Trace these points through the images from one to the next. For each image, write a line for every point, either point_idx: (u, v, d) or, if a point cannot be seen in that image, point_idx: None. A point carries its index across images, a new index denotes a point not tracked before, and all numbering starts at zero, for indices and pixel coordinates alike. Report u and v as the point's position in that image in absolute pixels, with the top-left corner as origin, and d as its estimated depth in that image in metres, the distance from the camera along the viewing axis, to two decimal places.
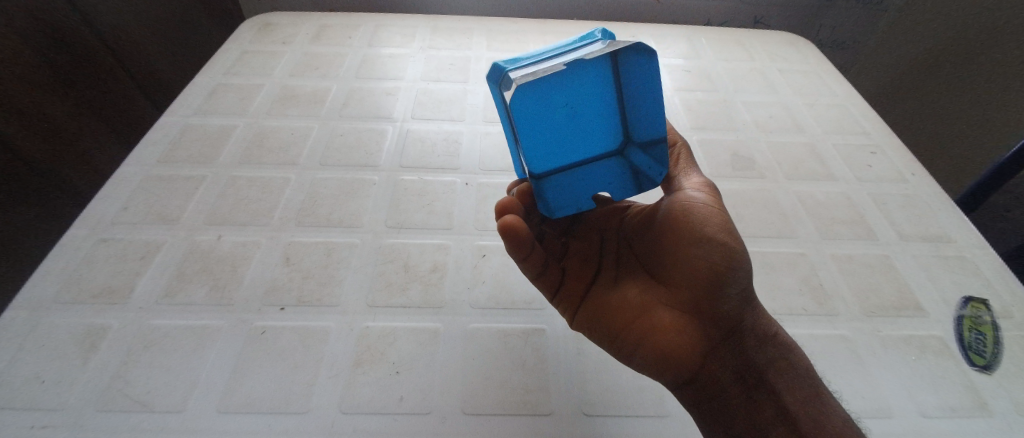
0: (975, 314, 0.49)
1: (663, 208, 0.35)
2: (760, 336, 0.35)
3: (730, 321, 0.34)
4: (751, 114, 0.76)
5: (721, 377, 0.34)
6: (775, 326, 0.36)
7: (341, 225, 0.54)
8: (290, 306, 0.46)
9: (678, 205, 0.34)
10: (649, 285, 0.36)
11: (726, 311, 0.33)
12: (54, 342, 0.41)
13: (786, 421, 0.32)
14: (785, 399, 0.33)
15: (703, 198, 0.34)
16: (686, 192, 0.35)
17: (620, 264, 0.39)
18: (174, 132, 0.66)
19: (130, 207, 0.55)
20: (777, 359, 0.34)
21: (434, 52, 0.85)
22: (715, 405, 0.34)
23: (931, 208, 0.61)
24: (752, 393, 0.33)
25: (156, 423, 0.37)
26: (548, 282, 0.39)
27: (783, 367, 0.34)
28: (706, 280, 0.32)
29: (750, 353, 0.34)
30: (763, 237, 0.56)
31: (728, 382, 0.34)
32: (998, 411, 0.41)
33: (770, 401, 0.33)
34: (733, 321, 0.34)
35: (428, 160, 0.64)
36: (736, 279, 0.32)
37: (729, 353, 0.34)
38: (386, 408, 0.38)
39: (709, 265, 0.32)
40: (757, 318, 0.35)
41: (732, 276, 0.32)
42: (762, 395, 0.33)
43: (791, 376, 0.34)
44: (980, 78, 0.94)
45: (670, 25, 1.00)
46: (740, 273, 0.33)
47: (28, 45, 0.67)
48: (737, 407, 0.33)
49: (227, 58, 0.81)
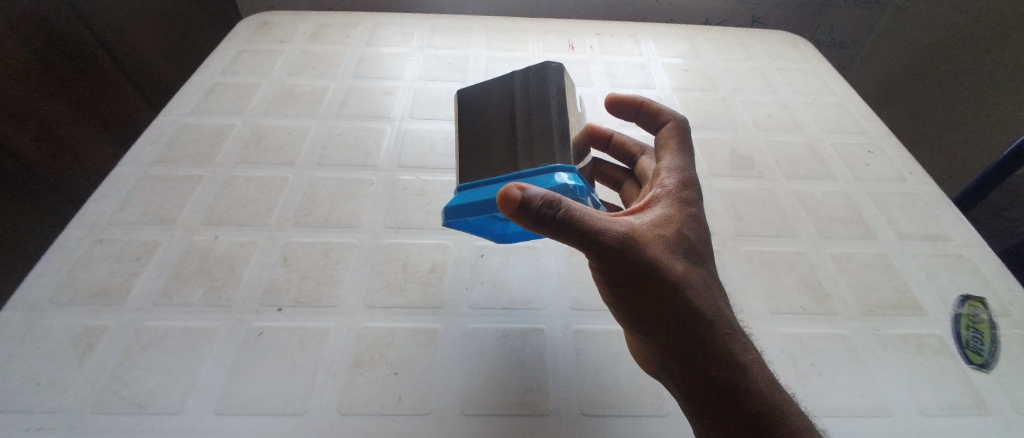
0: (972, 312, 0.49)
1: None
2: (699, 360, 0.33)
3: (663, 341, 0.34)
4: (750, 113, 0.76)
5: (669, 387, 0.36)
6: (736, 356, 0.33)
7: (339, 225, 0.54)
8: (288, 307, 0.45)
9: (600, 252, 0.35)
10: None
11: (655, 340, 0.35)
12: (51, 344, 0.41)
13: None
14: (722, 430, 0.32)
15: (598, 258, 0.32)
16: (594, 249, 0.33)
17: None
18: (171, 132, 0.65)
19: (127, 207, 0.55)
20: (715, 391, 0.32)
21: (433, 52, 0.85)
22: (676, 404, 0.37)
23: (929, 207, 0.61)
24: (687, 410, 0.35)
25: (154, 424, 0.36)
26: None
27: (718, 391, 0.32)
28: (632, 309, 0.35)
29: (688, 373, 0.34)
30: (762, 236, 0.56)
31: (674, 389, 0.35)
32: (996, 409, 0.41)
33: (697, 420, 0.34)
34: (665, 342, 0.34)
35: (427, 159, 0.63)
36: (656, 310, 0.33)
37: (668, 375, 0.35)
38: (385, 408, 0.38)
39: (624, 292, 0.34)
40: (698, 345, 0.33)
41: (651, 316, 0.34)
42: (700, 409, 0.33)
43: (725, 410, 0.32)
44: (988, 69, 0.93)
45: (669, 24, 1.00)
46: (659, 314, 0.33)
47: (25, 44, 0.67)
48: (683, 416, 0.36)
49: (224, 57, 0.80)
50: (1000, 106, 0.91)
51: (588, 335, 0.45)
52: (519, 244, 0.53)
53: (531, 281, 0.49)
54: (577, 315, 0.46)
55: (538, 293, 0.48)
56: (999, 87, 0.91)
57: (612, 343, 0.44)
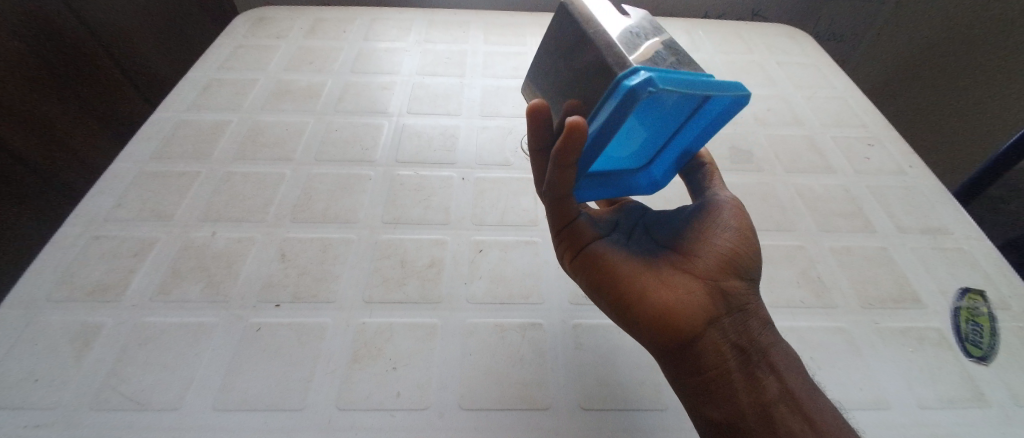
0: (972, 305, 0.49)
1: (694, 210, 0.41)
2: (753, 328, 0.35)
3: (739, 288, 0.36)
4: (749, 107, 0.75)
5: (717, 346, 0.34)
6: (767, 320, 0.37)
7: (337, 221, 0.54)
8: (286, 303, 0.45)
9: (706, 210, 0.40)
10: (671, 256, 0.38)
11: (732, 285, 0.36)
12: (48, 341, 0.41)
13: (787, 397, 0.33)
14: (787, 380, 0.33)
15: (727, 206, 0.40)
16: (714, 197, 0.41)
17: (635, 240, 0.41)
18: (168, 128, 0.65)
19: (123, 203, 0.54)
20: (765, 341, 0.35)
21: (430, 47, 0.84)
22: (714, 374, 0.34)
23: (929, 200, 0.61)
24: (742, 366, 0.34)
25: (152, 421, 0.36)
26: (566, 206, 0.37)
27: (774, 361, 0.34)
28: (723, 255, 0.36)
29: (745, 339, 0.35)
30: (761, 230, 0.56)
31: (728, 346, 0.34)
32: (995, 402, 0.41)
33: (750, 394, 0.33)
34: (739, 289, 0.36)
35: (425, 155, 0.63)
36: (749, 267, 0.37)
37: (729, 327, 0.35)
38: (384, 404, 0.38)
39: (727, 246, 0.37)
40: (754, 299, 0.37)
41: (741, 269, 0.37)
42: (763, 367, 0.34)
43: (781, 359, 0.35)
44: (994, 61, 0.91)
45: (668, 18, 0.99)
46: (746, 268, 0.37)
47: (23, 43, 0.66)
48: (737, 385, 0.33)
49: (220, 53, 0.80)
50: (996, 102, 0.92)
51: (587, 330, 0.45)
52: (519, 239, 0.53)
53: (530, 276, 0.49)
54: (575, 309, 0.46)
55: (537, 288, 0.48)
56: (1007, 78, 0.89)
57: (612, 338, 0.44)
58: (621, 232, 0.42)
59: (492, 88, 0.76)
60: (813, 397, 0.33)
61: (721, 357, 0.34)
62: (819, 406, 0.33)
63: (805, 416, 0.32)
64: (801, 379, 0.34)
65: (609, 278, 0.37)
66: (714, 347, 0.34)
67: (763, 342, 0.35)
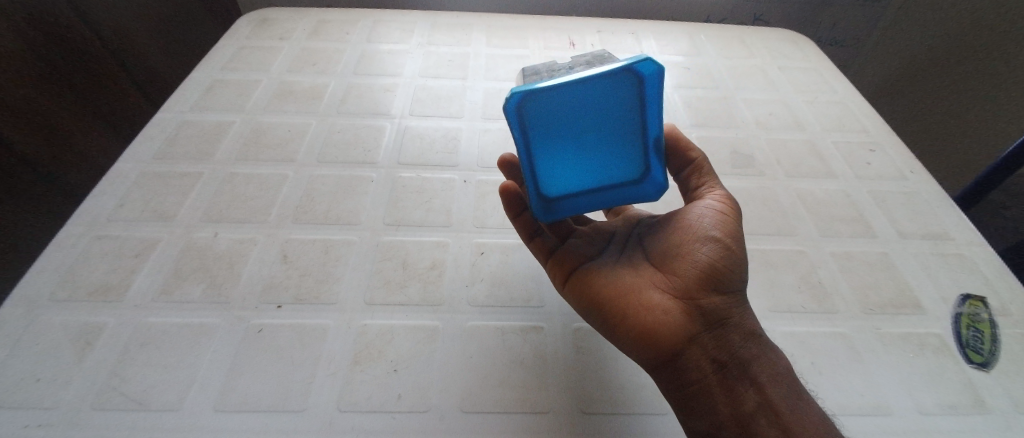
0: (973, 311, 0.49)
1: (678, 219, 0.40)
2: (735, 341, 0.35)
3: (719, 302, 0.36)
4: (751, 112, 0.76)
5: (696, 361, 0.35)
6: (754, 328, 0.37)
7: (339, 223, 0.54)
8: (287, 304, 0.45)
9: (689, 218, 0.39)
10: (651, 273, 0.39)
11: (711, 300, 0.36)
12: (50, 341, 0.41)
13: (765, 409, 0.33)
14: (767, 391, 0.34)
15: (713, 211, 0.39)
16: (702, 203, 0.40)
17: (622, 256, 0.42)
18: (171, 128, 0.65)
19: (126, 203, 0.54)
20: (749, 353, 0.35)
21: (433, 49, 0.84)
22: (694, 388, 0.34)
23: (930, 206, 0.61)
24: (721, 380, 0.34)
25: (153, 422, 0.36)
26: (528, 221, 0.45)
27: (756, 373, 0.34)
28: (700, 270, 0.36)
29: (725, 353, 0.35)
30: (762, 235, 0.56)
31: (708, 360, 0.35)
32: (996, 408, 0.41)
33: (726, 404, 0.33)
34: (719, 303, 0.36)
35: (427, 157, 0.63)
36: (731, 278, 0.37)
37: (708, 341, 0.35)
38: (384, 406, 0.38)
39: (705, 259, 0.36)
40: (739, 309, 0.37)
41: (721, 282, 0.36)
42: (743, 381, 0.34)
43: (763, 370, 0.35)
44: (997, 67, 0.92)
45: (669, 22, 1.00)
46: (728, 280, 0.36)
47: (26, 41, 0.67)
48: (715, 398, 0.34)
49: (223, 54, 0.80)
50: (1001, 105, 0.93)
51: (588, 334, 0.45)
52: (519, 242, 0.53)
53: (530, 279, 0.49)
54: (575, 313, 0.46)
55: (537, 291, 0.48)
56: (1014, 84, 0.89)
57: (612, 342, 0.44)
58: (611, 248, 0.44)
59: (494, 90, 0.76)
60: (794, 407, 0.33)
61: (701, 373, 0.34)
62: (799, 416, 0.32)
63: (783, 426, 0.32)
64: (783, 389, 0.34)
65: (591, 303, 0.39)
66: (693, 363, 0.35)
67: (746, 355, 0.35)
